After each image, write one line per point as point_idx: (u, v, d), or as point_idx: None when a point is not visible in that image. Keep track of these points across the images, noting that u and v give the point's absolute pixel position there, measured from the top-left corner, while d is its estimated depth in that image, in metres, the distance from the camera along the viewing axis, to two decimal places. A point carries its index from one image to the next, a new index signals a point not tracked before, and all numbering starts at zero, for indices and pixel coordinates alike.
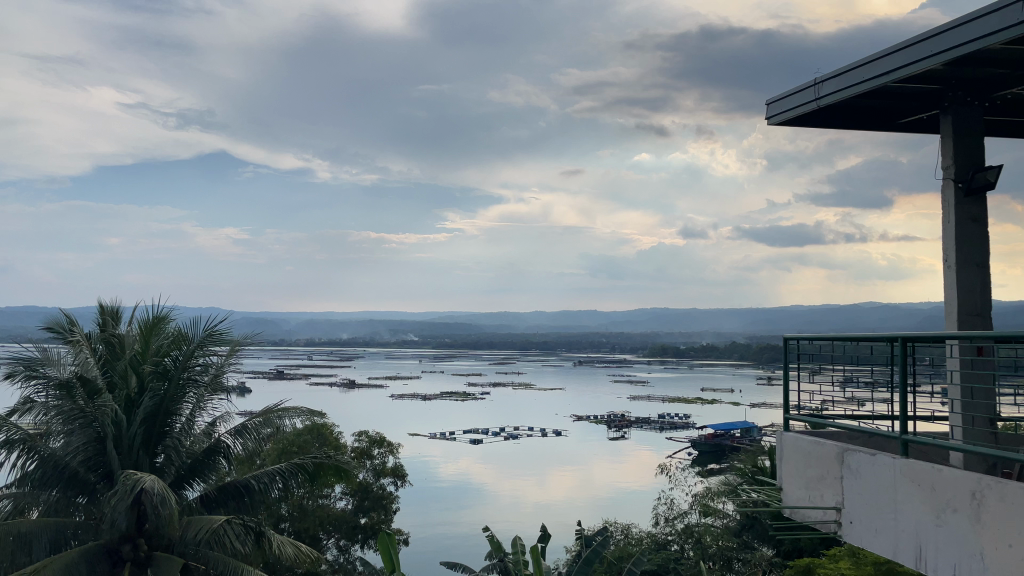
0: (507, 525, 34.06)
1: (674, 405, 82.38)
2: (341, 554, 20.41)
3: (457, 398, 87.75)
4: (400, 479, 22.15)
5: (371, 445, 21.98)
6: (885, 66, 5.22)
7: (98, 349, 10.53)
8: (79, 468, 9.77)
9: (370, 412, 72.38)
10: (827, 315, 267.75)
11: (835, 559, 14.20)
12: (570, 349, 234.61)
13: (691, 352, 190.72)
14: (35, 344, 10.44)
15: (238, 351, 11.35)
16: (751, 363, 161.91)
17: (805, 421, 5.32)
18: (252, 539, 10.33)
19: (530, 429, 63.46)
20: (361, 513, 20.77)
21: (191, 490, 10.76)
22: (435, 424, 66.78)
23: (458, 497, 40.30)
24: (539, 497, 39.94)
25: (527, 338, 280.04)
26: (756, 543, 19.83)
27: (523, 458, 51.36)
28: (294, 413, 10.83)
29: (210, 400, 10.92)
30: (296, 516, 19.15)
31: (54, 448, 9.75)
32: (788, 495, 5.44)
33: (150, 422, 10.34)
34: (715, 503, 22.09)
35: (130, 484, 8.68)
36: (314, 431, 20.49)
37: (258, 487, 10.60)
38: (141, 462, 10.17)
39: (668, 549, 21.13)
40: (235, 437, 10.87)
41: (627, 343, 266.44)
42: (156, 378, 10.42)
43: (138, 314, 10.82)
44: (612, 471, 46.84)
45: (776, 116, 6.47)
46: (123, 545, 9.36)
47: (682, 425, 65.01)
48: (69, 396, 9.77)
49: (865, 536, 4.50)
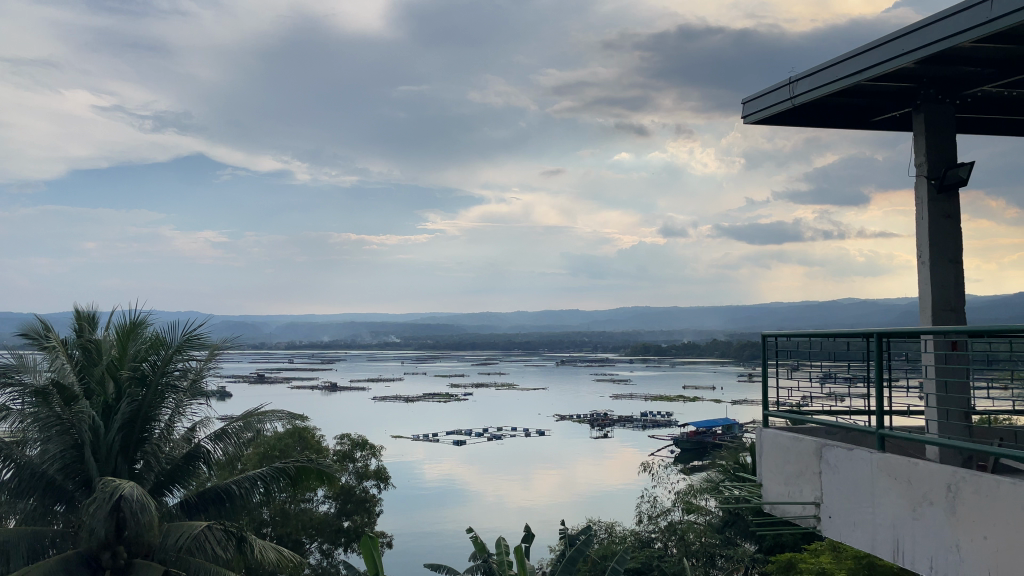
0: (491, 525, 34.16)
1: (656, 403, 82.67)
2: (324, 558, 20.32)
3: (440, 399, 87.95)
4: (383, 482, 22.07)
5: (354, 447, 21.88)
6: (855, 66, 5.30)
7: (76, 354, 10.43)
8: (56, 475, 9.63)
9: (352, 415, 72.22)
10: (805, 313, 270.55)
11: (817, 553, 14.33)
12: (552, 349, 235.32)
13: (673, 351, 191.38)
14: (10, 351, 10.30)
15: (217, 356, 11.33)
16: (732, 360, 162.62)
17: (783, 417, 5.36)
18: (234, 544, 10.19)
19: (513, 429, 63.60)
20: (344, 516, 20.70)
21: (170, 497, 10.66)
22: (419, 425, 66.90)
23: (442, 498, 40.37)
24: (523, 496, 40.12)
25: (509, 339, 279.90)
26: (739, 538, 20.11)
27: (506, 458, 51.54)
28: (274, 416, 10.76)
29: (188, 404, 10.84)
30: (278, 521, 19.06)
31: (31, 455, 9.58)
32: (767, 491, 5.49)
33: (128, 429, 10.22)
34: (698, 499, 22.29)
35: (108, 492, 8.59)
36: (296, 434, 20.36)
37: (239, 492, 10.52)
38: (119, 467, 10.06)
39: (652, 546, 20.92)
40: (215, 442, 10.77)
41: (609, 341, 267.41)
42: (133, 384, 10.28)
43: (114, 319, 10.76)
44: (594, 469, 47.14)
45: (752, 114, 6.51)
46: (102, 552, 9.22)
47: (665, 424, 65.41)
48: (46, 402, 9.64)
49: (843, 530, 4.54)
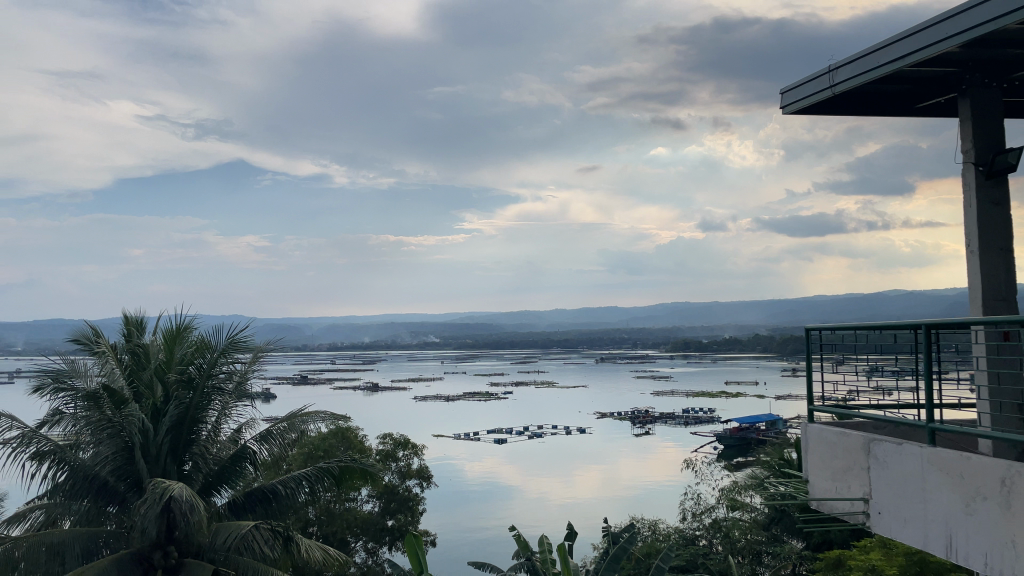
0: (533, 524, 34.13)
1: (698, 400, 81.81)
2: (369, 556, 20.58)
3: (480, 398, 88.33)
4: (425, 480, 22.18)
5: (396, 447, 21.98)
6: (897, 51, 5.17)
7: (124, 358, 10.63)
8: (108, 477, 9.88)
9: (393, 415, 72.78)
10: (848, 307, 266.16)
11: (866, 550, 14.07)
12: (591, 346, 234.95)
13: (713, 347, 189.72)
14: (62, 356, 10.56)
15: (261, 358, 11.48)
16: (775, 355, 160.01)
17: (830, 412, 5.27)
18: (281, 543, 10.31)
19: (553, 428, 63.46)
20: (388, 515, 20.87)
21: (219, 497, 10.84)
22: (460, 424, 67.28)
23: (482, 497, 40.39)
24: (564, 495, 39.90)
25: (548, 337, 279.32)
26: (785, 535, 19.84)
27: (547, 457, 51.49)
28: (317, 417, 10.89)
29: (234, 407, 11.03)
30: (323, 520, 19.32)
31: (84, 458, 9.86)
32: (814, 487, 5.38)
33: (176, 431, 10.43)
34: (743, 496, 22.02)
35: (159, 492, 8.78)
36: (339, 435, 20.60)
37: (284, 491, 10.67)
38: (168, 470, 10.26)
39: (697, 544, 20.77)
40: (261, 444, 10.96)
41: (648, 338, 265.99)
42: (180, 387, 10.49)
43: (161, 324, 10.96)
44: (637, 467, 46.82)
45: (791, 104, 6.40)
46: (153, 552, 9.42)
47: (707, 420, 64.63)
48: (97, 406, 9.90)
49: (893, 527, 4.45)
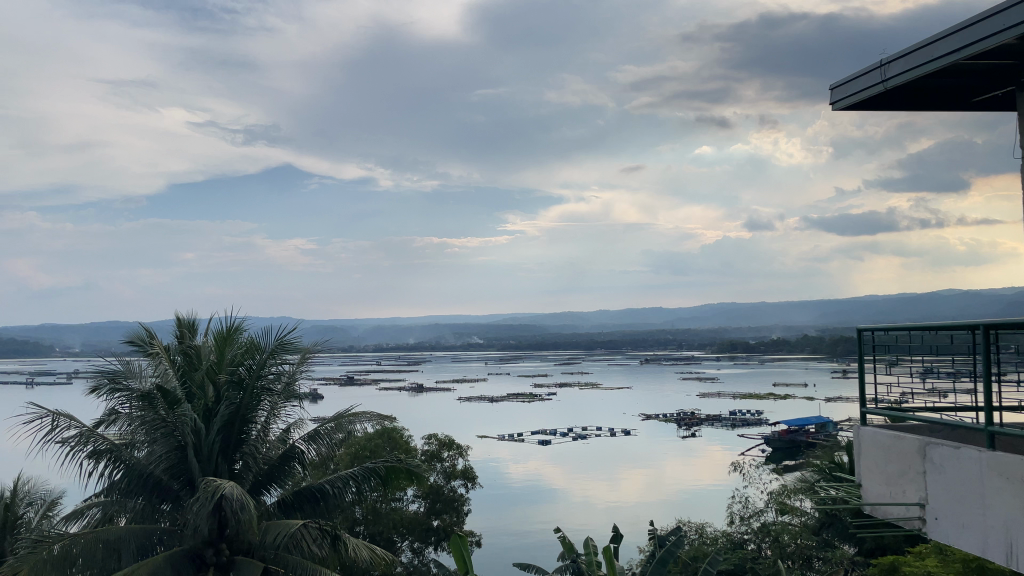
0: (578, 525, 34.14)
1: (746, 402, 80.60)
2: (415, 556, 20.74)
3: (524, 399, 88.41)
4: (470, 481, 22.23)
5: (441, 447, 22.13)
6: (951, 44, 5.02)
7: (177, 360, 10.86)
8: (162, 476, 10.13)
9: (439, 415, 73.40)
10: (901, 308, 259.88)
11: (921, 557, 13.71)
12: (636, 348, 233.34)
13: (760, 348, 186.84)
14: (118, 357, 10.85)
15: (308, 359, 11.64)
16: (824, 356, 157.12)
17: (883, 414, 5.16)
18: (328, 542, 10.43)
19: (598, 429, 63.17)
20: (433, 516, 21.00)
21: (269, 496, 11.05)
22: (505, 425, 67.38)
23: (527, 498, 40.48)
24: (610, 497, 39.79)
25: (592, 338, 278.14)
26: (837, 542, 19.36)
27: (592, 458, 51.26)
28: (364, 417, 10.99)
29: (283, 407, 11.23)
30: (370, 519, 19.51)
31: (139, 456, 10.14)
32: (867, 491, 5.24)
33: (227, 431, 10.65)
34: (792, 500, 21.62)
35: (211, 491, 8.97)
36: (384, 435, 20.78)
37: (332, 491, 10.81)
38: (220, 469, 10.49)
39: (744, 548, 20.46)
40: (309, 443, 11.13)
41: (694, 339, 263.18)
42: (231, 388, 10.68)
43: (212, 326, 11.16)
44: (683, 469, 46.51)
45: (841, 100, 6.27)
46: (205, 550, 9.62)
47: (755, 422, 63.66)
48: (151, 406, 10.16)
49: (951, 533, 4.32)
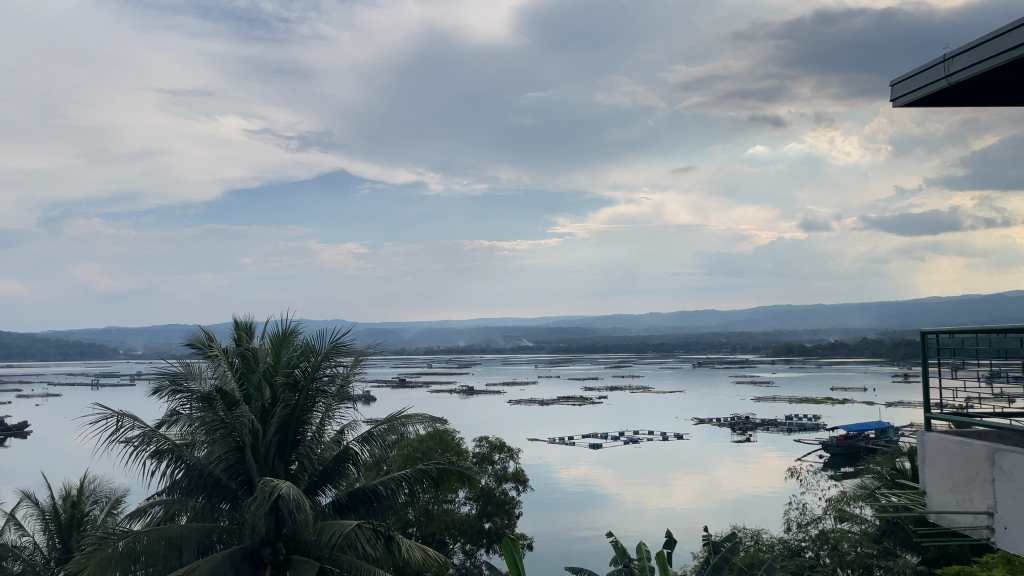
0: (631, 530, 33.82)
1: (802, 406, 78.93)
2: (467, 558, 20.81)
3: (575, 402, 88.10)
4: (521, 484, 22.20)
5: (492, 449, 22.20)
6: (1018, 38, 4.83)
7: (235, 362, 11.07)
8: (221, 475, 10.34)
9: (490, 418, 73.54)
10: (965, 311, 251.66)
11: (989, 567, 13.22)
12: (688, 351, 230.87)
13: (817, 351, 182.95)
14: (179, 360, 11.14)
15: (362, 362, 11.77)
16: (885, 359, 152.70)
17: (948, 420, 4.96)
18: (382, 542, 10.52)
19: (650, 433, 62.66)
20: (485, 518, 20.99)
21: (324, 496, 11.20)
22: (556, 429, 67.24)
23: (579, 502, 40.32)
24: (663, 502, 39.40)
25: (644, 341, 276.00)
26: (899, 550, 18.74)
27: (644, 463, 50.80)
28: (416, 419, 11.05)
29: (337, 408, 11.36)
30: (422, 521, 19.67)
31: (199, 456, 10.38)
32: (932, 500, 5.04)
33: (283, 432, 10.86)
34: (851, 507, 21.10)
35: (269, 491, 9.13)
36: (436, 437, 20.89)
37: (386, 491, 10.90)
38: (277, 468, 10.68)
39: (802, 556, 20.06)
40: (363, 444, 11.26)
41: (748, 343, 258.95)
42: (287, 390, 10.87)
43: (269, 329, 11.34)
44: (738, 474, 45.77)
45: (902, 97, 6.09)
46: (263, 549, 9.81)
47: (812, 428, 62.31)
48: (210, 407, 10.39)
49: (1021, 543, 4.15)
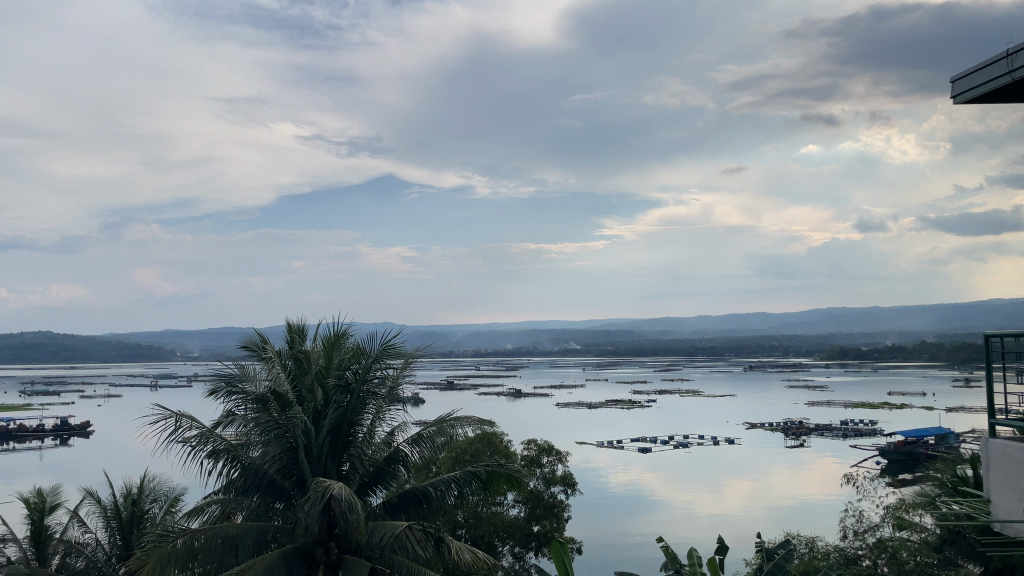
0: (682, 536, 33.47)
1: (858, 411, 77.13)
2: (516, 561, 20.82)
3: (624, 406, 87.56)
4: (570, 487, 22.11)
5: (540, 453, 22.22)
6: None
7: (288, 364, 11.25)
8: (275, 475, 10.55)
9: (538, 421, 73.49)
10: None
11: None
12: (740, 354, 227.63)
13: (874, 354, 178.70)
14: (235, 361, 11.36)
15: (411, 364, 11.83)
16: (946, 364, 148.38)
17: (1013, 427, 4.79)
18: (431, 543, 10.60)
19: (700, 437, 61.91)
20: (534, 521, 20.92)
21: (375, 497, 11.32)
22: (604, 432, 66.90)
23: (629, 507, 40.07)
24: (714, 507, 38.93)
25: (694, 344, 272.77)
26: (962, 560, 18.02)
27: (694, 467, 50.25)
28: (464, 421, 11.08)
29: (387, 410, 11.48)
30: (471, 523, 19.76)
31: (254, 457, 10.59)
32: (997, 509, 4.87)
33: (335, 433, 11.00)
34: (911, 515, 20.52)
35: (321, 491, 9.25)
36: (484, 439, 20.98)
37: (435, 493, 10.97)
38: (329, 469, 10.83)
39: (859, 564, 19.61)
40: (412, 446, 11.33)
41: (801, 346, 254.03)
42: (338, 392, 11.01)
43: (321, 331, 11.49)
44: (791, 480, 44.94)
45: (963, 93, 5.90)
46: (316, 548, 9.94)
47: (868, 433, 60.87)
48: (264, 408, 10.58)
49: None
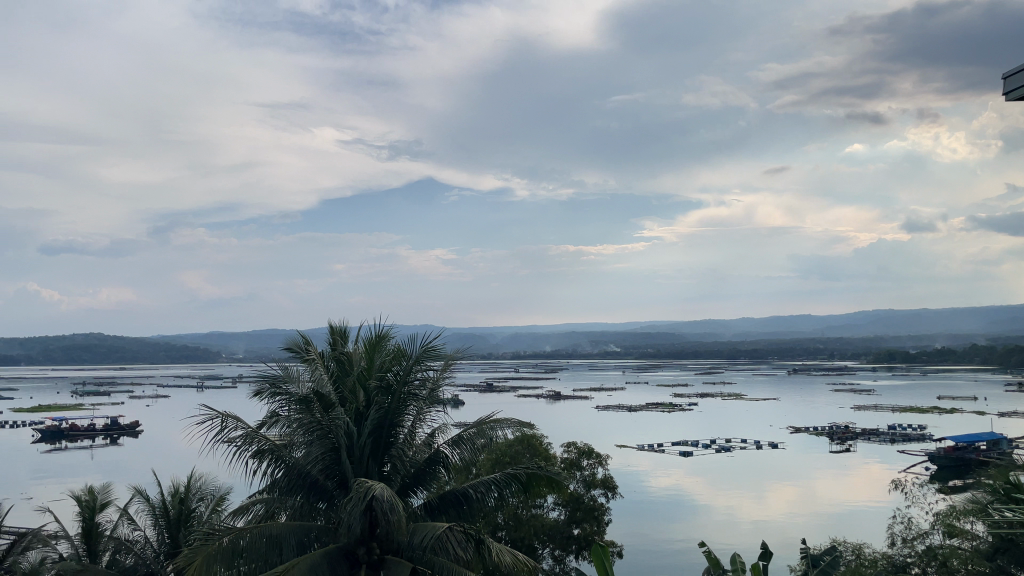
0: (725, 541, 33.07)
1: (906, 416, 75.42)
2: (556, 563, 20.78)
3: (665, 409, 86.78)
4: (611, 491, 21.97)
5: (581, 455, 22.12)
6: None
7: (331, 365, 11.39)
8: (318, 475, 10.66)
9: (578, 423, 73.20)
10: None
11: None
12: (782, 357, 224.32)
13: (922, 357, 174.73)
14: (279, 363, 11.54)
15: (452, 365, 11.89)
16: (998, 367, 144.44)
17: None
18: (472, 545, 10.61)
19: (743, 441, 61.11)
20: (574, 524, 20.84)
21: (416, 497, 11.39)
22: (645, 435, 66.36)
23: (670, 511, 39.72)
24: (757, 512, 38.38)
25: (736, 347, 269.51)
26: None
27: (737, 472, 49.58)
28: (505, 423, 11.07)
29: (428, 412, 11.54)
30: (512, 525, 19.77)
31: (297, 457, 10.74)
32: None
33: (377, 435, 11.09)
34: (962, 522, 19.94)
35: (363, 491, 9.33)
36: (524, 442, 20.96)
37: (475, 495, 11.00)
38: (371, 470, 10.92)
39: (908, 572, 19.18)
40: (453, 448, 11.36)
41: (846, 349, 249.39)
42: (380, 393, 11.11)
43: (362, 333, 11.61)
44: (837, 485, 44.13)
45: (1015, 91, 5.75)
46: (358, 548, 10.03)
47: (917, 438, 59.51)
48: (308, 409, 10.73)
49: None
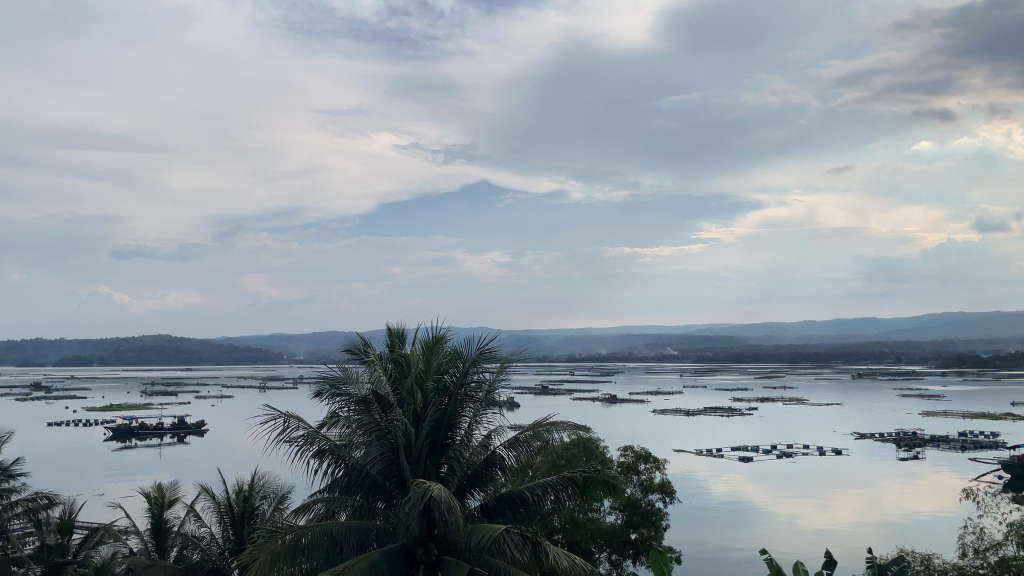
0: (786, 549, 32.41)
1: (977, 422, 72.74)
2: (613, 568, 20.62)
3: (724, 413, 85.38)
4: (669, 495, 21.69)
5: (638, 459, 21.90)
6: None
7: (388, 367, 11.54)
8: (377, 476, 10.81)
9: (635, 427, 72.56)
10: None
11: None
12: (846, 361, 218.68)
13: (995, 361, 168.34)
14: (339, 365, 11.75)
15: (508, 367, 11.91)
16: None
17: None
18: (529, 547, 10.63)
19: (805, 447, 59.71)
20: (631, 529, 20.67)
21: (473, 499, 11.46)
22: (703, 440, 65.37)
23: (730, 517, 39.06)
24: (820, 520, 37.47)
25: (797, 351, 263.57)
26: None
27: (800, 479, 48.48)
28: (561, 426, 11.02)
29: (484, 414, 11.58)
30: (568, 528, 19.73)
31: (357, 457, 10.92)
32: None
33: (434, 435, 11.18)
34: None
35: (421, 492, 9.43)
36: (581, 445, 20.87)
37: (532, 497, 11.00)
38: (428, 471, 11.01)
39: None
40: (509, 450, 11.38)
41: (913, 353, 241.72)
42: (437, 395, 11.20)
43: (419, 335, 11.73)
44: (904, 493, 42.81)
45: None
46: (416, 548, 10.14)
47: (989, 445, 57.34)
48: (367, 410, 10.91)
49: None
